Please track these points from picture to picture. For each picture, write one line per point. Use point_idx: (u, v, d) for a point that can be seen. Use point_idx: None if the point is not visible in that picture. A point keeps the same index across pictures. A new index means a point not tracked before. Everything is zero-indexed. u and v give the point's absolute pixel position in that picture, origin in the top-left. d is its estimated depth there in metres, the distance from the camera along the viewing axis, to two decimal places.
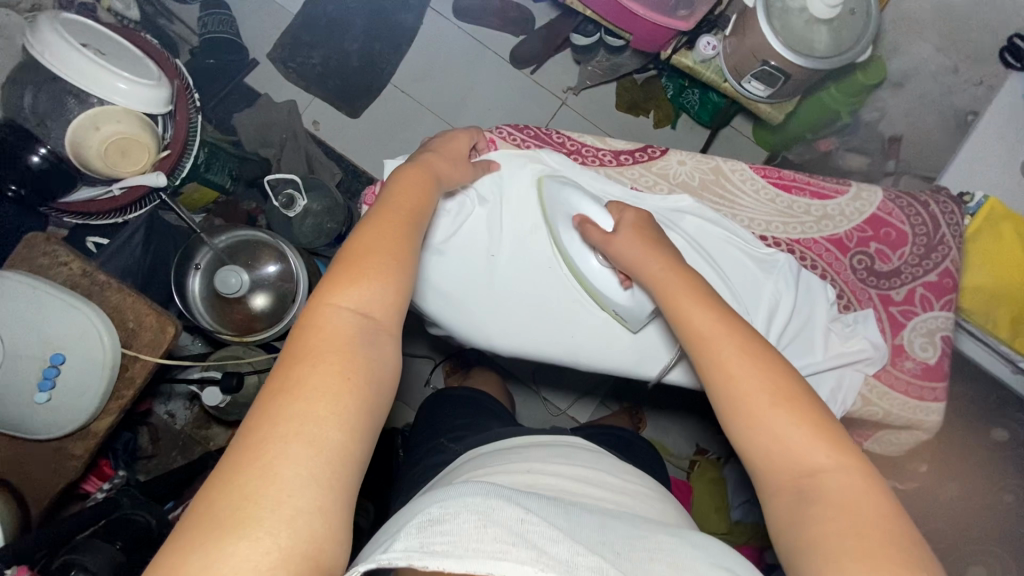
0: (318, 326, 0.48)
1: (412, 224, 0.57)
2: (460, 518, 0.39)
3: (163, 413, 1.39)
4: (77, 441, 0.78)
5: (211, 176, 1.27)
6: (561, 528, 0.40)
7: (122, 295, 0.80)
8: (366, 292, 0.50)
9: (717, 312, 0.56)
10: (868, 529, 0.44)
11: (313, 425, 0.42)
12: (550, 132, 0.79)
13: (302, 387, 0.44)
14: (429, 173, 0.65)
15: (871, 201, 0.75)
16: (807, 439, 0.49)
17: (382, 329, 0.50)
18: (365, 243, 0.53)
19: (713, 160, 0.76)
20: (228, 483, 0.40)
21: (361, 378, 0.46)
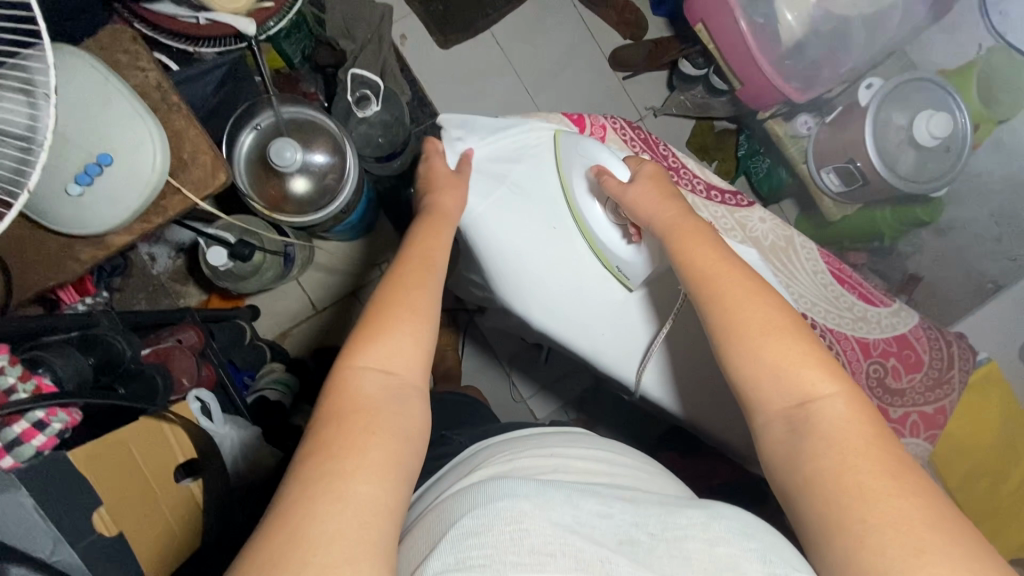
0: (342, 392, 0.49)
1: (435, 284, 0.60)
2: (496, 531, 0.39)
3: (145, 254, 1.34)
4: (88, 247, 0.76)
5: (286, 45, 1.25)
6: (589, 530, 0.41)
7: (187, 123, 0.78)
8: (384, 361, 0.52)
9: (722, 256, 0.62)
10: (862, 446, 0.48)
11: (348, 481, 0.42)
12: (659, 141, 0.79)
13: (333, 448, 0.44)
14: (449, 220, 0.69)
15: (905, 321, 0.80)
16: (798, 366, 0.54)
17: (404, 395, 0.50)
18: (387, 309, 0.55)
19: (791, 230, 0.80)
20: (265, 548, 0.38)
21: (390, 436, 0.46)
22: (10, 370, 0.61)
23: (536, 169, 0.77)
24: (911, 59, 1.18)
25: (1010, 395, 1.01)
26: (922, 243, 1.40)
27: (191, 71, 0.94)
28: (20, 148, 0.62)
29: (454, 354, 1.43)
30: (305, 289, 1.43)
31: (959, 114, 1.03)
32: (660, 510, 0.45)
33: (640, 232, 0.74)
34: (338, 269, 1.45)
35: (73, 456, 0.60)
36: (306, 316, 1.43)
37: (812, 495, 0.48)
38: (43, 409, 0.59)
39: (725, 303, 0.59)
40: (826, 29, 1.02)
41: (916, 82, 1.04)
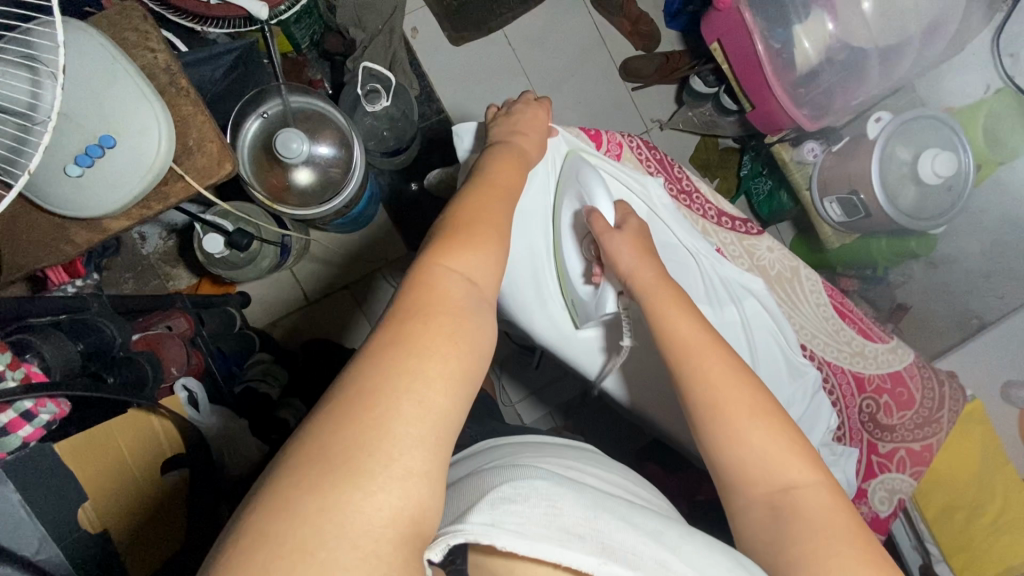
0: (428, 288, 0.48)
1: (511, 210, 0.58)
2: (530, 502, 0.40)
3: (136, 234, 1.31)
4: (82, 230, 0.73)
5: (296, 29, 1.22)
6: (613, 521, 0.42)
7: (195, 109, 0.75)
8: (469, 269, 0.50)
9: (702, 328, 0.60)
10: (842, 535, 0.50)
11: (425, 383, 0.41)
12: (674, 163, 0.78)
13: (412, 344, 0.43)
14: (520, 162, 0.65)
15: (901, 359, 0.81)
16: (781, 455, 0.54)
17: (483, 306, 0.49)
18: (469, 224, 0.53)
19: (798, 261, 0.80)
20: (347, 425, 0.39)
21: (467, 344, 0.45)
22: None
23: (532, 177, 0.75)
24: (918, 95, 1.19)
25: (990, 433, 1.03)
26: (912, 275, 1.42)
27: (198, 55, 0.91)
28: (20, 126, 0.60)
29: None
30: (299, 280, 1.41)
31: (963, 155, 1.05)
32: (682, 539, 0.44)
33: (604, 277, 0.72)
34: (332, 261, 1.43)
35: (57, 447, 0.60)
36: (298, 305, 1.41)
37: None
38: (32, 400, 0.56)
39: (708, 373, 0.57)
40: (841, 60, 1.03)
41: (923, 119, 1.06)
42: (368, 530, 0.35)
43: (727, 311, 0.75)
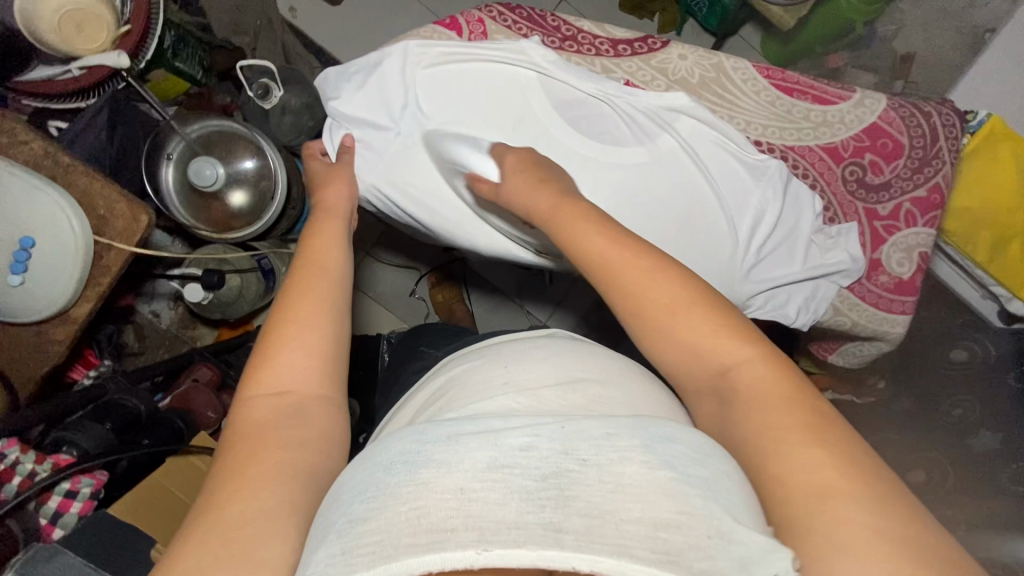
0: (237, 419, 0.46)
1: (340, 277, 0.54)
2: (392, 510, 0.34)
3: (148, 312, 1.38)
4: (57, 327, 0.78)
5: (181, 65, 1.20)
6: (504, 474, 0.34)
7: (89, 179, 0.77)
8: (278, 381, 0.47)
9: (613, 236, 0.52)
10: (791, 425, 0.41)
11: (258, 502, 0.39)
12: (545, 11, 0.70)
13: (233, 479, 0.41)
14: (337, 213, 0.61)
15: (872, 109, 0.72)
16: (714, 338, 0.47)
17: (305, 413, 0.47)
18: (281, 318, 0.50)
19: (717, 56, 0.71)
20: (174, 570, 0.37)
21: (298, 449, 0.44)
22: (26, 457, 0.67)
23: (390, 99, 0.68)
24: None
25: None
26: (903, 17, 1.23)
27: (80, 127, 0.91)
28: None
29: (462, 307, 1.47)
30: None
31: None
32: (598, 432, 0.36)
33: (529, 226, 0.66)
34: None
35: (114, 510, 0.67)
36: None
37: (746, 460, 0.42)
38: (66, 480, 0.66)
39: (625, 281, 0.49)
40: None
41: None
42: None
43: (661, 140, 0.70)
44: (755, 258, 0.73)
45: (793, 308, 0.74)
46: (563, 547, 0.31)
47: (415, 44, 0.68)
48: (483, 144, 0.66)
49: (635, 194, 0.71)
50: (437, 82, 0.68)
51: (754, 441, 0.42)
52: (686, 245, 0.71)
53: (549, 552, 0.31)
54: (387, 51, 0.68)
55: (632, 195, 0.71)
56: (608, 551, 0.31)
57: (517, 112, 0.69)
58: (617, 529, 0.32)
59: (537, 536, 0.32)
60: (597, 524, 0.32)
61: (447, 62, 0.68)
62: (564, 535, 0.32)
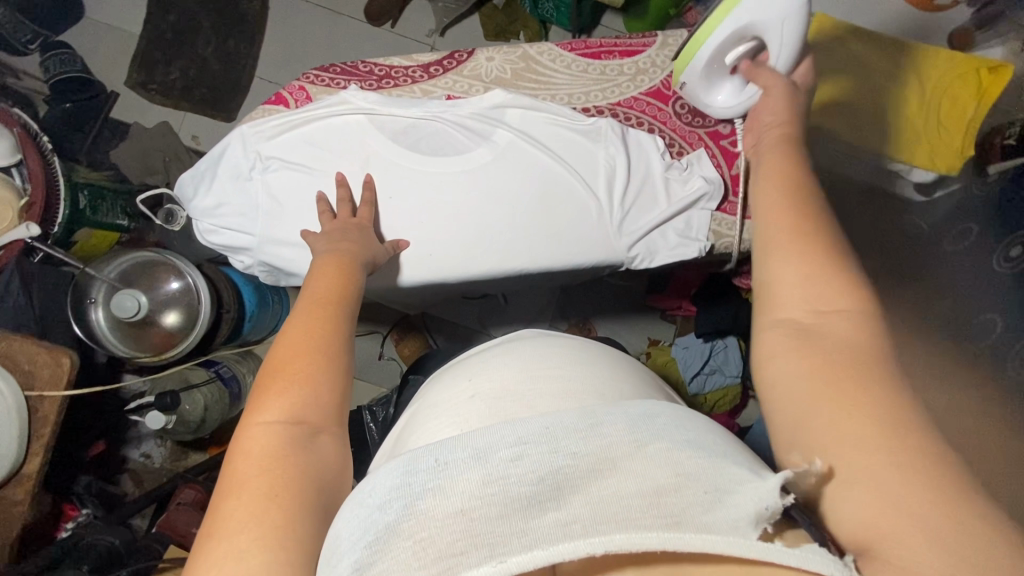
0: (243, 454, 0.44)
1: (340, 316, 0.55)
2: (396, 546, 0.32)
3: (139, 456, 1.34)
4: (16, 487, 0.80)
5: (103, 217, 1.22)
6: (498, 487, 0.33)
7: (9, 341, 0.82)
8: (292, 413, 0.46)
9: (784, 172, 0.56)
10: (852, 381, 0.39)
11: (249, 555, 0.37)
12: (355, 62, 0.76)
13: (235, 521, 0.39)
14: (344, 260, 0.63)
15: (678, 46, 0.77)
16: (818, 286, 0.45)
17: (318, 443, 0.46)
18: (289, 351, 0.50)
19: (519, 48, 0.76)
20: None
21: (298, 496, 0.41)
22: None
23: (242, 181, 0.74)
24: None
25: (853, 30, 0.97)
26: None
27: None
28: None
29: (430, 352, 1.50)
30: None
31: None
32: (581, 425, 0.36)
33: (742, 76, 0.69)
34: None
35: None
36: None
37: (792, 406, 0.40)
38: None
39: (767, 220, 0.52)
40: None
41: None
42: None
43: (497, 136, 0.75)
44: (623, 211, 0.75)
45: (663, 245, 0.77)
46: (569, 542, 0.31)
47: (248, 127, 0.73)
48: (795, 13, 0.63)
49: (491, 190, 0.75)
50: (280, 151, 0.73)
51: (818, 373, 0.40)
52: (554, 216, 0.75)
53: (559, 547, 0.31)
54: (227, 141, 0.73)
55: (488, 193, 0.75)
56: (612, 532, 0.31)
57: (359, 154, 0.74)
58: (619, 509, 0.32)
59: (548, 534, 0.31)
60: (601, 510, 0.32)
61: (281, 133, 0.73)
62: (570, 528, 0.31)
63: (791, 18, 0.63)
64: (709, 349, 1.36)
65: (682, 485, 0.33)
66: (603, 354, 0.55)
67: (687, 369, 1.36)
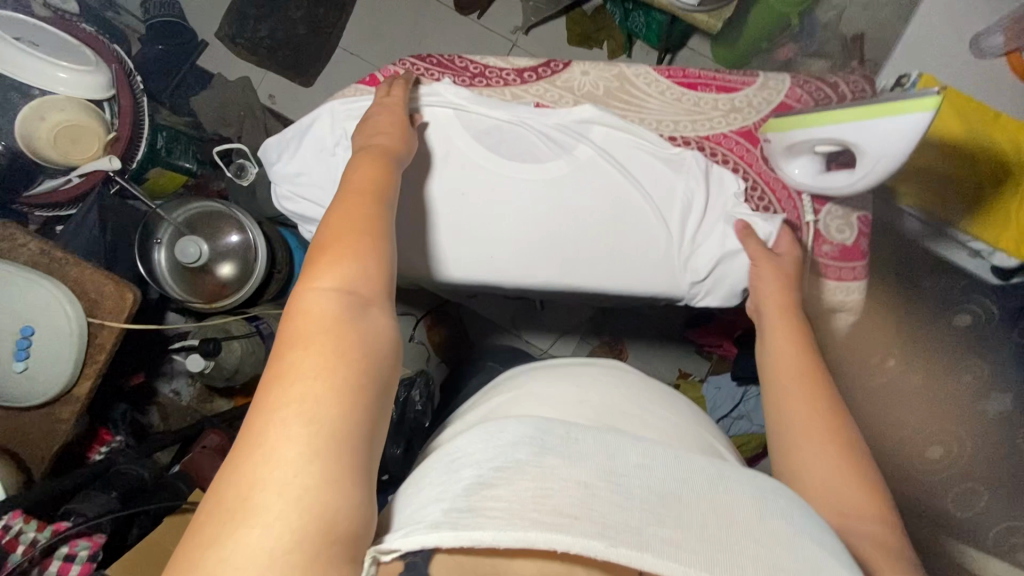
0: (298, 313, 0.43)
1: (377, 203, 0.52)
2: (515, 481, 0.35)
3: (168, 392, 1.32)
4: (65, 406, 0.85)
5: (175, 159, 1.27)
6: (620, 481, 0.36)
7: (80, 268, 0.86)
8: (344, 281, 0.45)
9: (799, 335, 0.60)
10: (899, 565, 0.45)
11: (319, 409, 0.38)
12: (452, 55, 0.77)
13: (299, 371, 0.39)
14: (386, 152, 0.61)
15: (778, 90, 0.75)
16: (838, 469, 0.50)
17: (371, 310, 0.45)
18: (344, 228, 0.48)
19: (616, 67, 0.76)
20: (264, 468, 0.36)
21: (353, 364, 0.41)
22: (28, 526, 0.74)
23: (320, 155, 0.75)
24: None
25: (960, 96, 0.93)
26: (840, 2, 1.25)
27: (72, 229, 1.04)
28: None
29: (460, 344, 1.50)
30: None
31: None
32: (709, 471, 0.38)
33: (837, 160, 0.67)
34: None
35: None
36: None
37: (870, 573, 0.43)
38: (65, 545, 0.75)
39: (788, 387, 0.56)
40: None
41: None
42: (275, 558, 0.34)
43: (578, 150, 0.74)
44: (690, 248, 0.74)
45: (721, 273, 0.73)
46: (659, 553, 0.32)
47: (337, 103, 0.74)
48: (912, 137, 0.57)
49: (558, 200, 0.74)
50: None
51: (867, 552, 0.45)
52: (618, 226, 0.74)
53: (642, 557, 0.32)
54: (313, 112, 0.75)
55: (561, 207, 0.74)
56: (703, 561, 0.32)
57: (439, 147, 0.74)
58: (717, 544, 0.33)
59: (653, 534, 0.33)
60: (701, 534, 0.33)
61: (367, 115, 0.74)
62: (666, 533, 0.33)
63: (907, 138, 0.57)
64: (740, 393, 1.34)
65: (772, 545, 0.34)
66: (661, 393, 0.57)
67: (714, 409, 1.36)
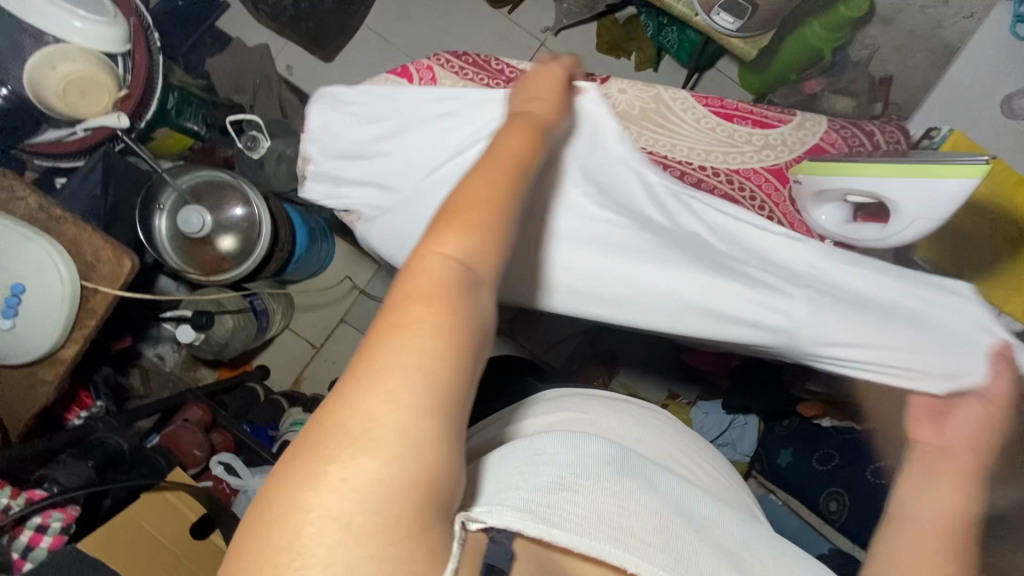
0: (418, 273, 0.38)
1: (514, 172, 0.45)
2: (593, 492, 0.42)
3: (152, 355, 1.34)
4: (48, 367, 0.82)
5: (184, 121, 1.23)
6: (678, 518, 0.45)
7: (79, 229, 0.83)
8: (469, 255, 0.40)
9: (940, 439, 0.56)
10: None
11: (429, 378, 0.35)
12: (489, 56, 0.75)
13: (412, 334, 0.36)
14: (535, 124, 0.50)
15: (813, 132, 0.74)
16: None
17: (486, 293, 0.40)
18: (475, 191, 0.42)
19: (653, 89, 0.74)
20: (359, 420, 0.33)
21: (463, 341, 0.37)
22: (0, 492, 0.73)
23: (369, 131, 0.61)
24: None
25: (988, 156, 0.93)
26: (874, 41, 1.25)
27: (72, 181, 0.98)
28: None
29: None
30: (298, 333, 1.45)
31: None
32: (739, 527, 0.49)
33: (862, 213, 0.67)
34: (317, 304, 1.46)
35: (82, 546, 0.71)
36: (309, 357, 1.45)
37: None
38: (38, 516, 0.73)
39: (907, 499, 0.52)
40: None
41: None
42: (360, 515, 0.31)
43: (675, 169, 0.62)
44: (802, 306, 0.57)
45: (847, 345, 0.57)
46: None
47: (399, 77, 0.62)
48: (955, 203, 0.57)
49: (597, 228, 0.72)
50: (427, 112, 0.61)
51: None
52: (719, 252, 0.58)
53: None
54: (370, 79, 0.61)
55: None
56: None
57: None
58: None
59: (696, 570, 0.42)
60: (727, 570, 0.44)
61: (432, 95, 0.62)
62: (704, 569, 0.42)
63: (948, 203, 0.58)
64: (727, 421, 1.34)
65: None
66: (653, 426, 0.63)
67: (702, 433, 1.34)
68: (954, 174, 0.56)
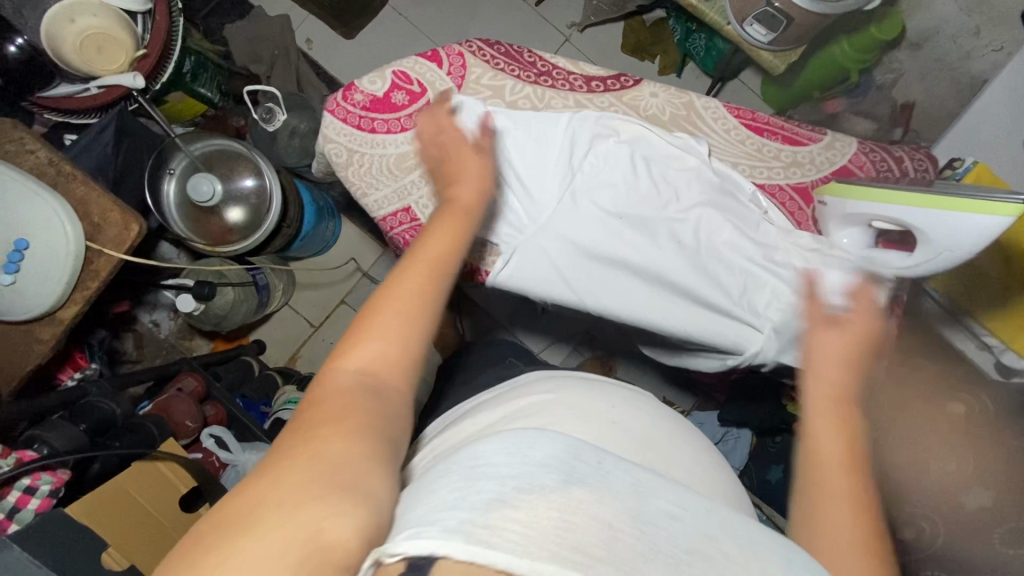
0: (322, 390, 0.41)
1: (437, 276, 0.49)
2: (524, 503, 0.32)
3: (148, 322, 1.33)
4: (45, 327, 0.80)
5: (199, 87, 1.21)
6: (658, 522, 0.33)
7: (88, 187, 0.81)
8: (370, 361, 0.43)
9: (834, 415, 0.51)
10: None
11: (323, 469, 0.36)
12: (522, 48, 0.73)
13: (310, 435, 0.38)
14: (460, 210, 0.56)
15: (843, 153, 0.74)
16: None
17: (390, 394, 0.42)
18: (385, 294, 0.47)
19: (687, 95, 0.74)
20: (242, 523, 0.33)
21: (364, 436, 0.39)
22: None
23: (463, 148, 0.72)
24: None
25: None
26: (900, 66, 1.26)
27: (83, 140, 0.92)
28: None
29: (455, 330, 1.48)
30: (298, 311, 1.44)
31: None
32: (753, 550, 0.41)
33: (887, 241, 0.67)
34: (319, 283, 1.45)
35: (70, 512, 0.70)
36: (307, 336, 1.43)
37: None
38: (26, 477, 0.71)
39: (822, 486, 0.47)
40: None
41: None
42: None
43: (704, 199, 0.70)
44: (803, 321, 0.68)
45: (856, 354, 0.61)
46: None
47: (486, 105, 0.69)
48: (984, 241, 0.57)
49: (590, 237, 0.71)
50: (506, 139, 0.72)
51: None
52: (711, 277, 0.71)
53: None
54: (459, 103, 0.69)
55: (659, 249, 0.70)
56: None
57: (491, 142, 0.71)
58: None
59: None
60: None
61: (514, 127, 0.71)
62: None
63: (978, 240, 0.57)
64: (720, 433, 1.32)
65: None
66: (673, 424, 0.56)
67: None
68: (988, 210, 0.55)
